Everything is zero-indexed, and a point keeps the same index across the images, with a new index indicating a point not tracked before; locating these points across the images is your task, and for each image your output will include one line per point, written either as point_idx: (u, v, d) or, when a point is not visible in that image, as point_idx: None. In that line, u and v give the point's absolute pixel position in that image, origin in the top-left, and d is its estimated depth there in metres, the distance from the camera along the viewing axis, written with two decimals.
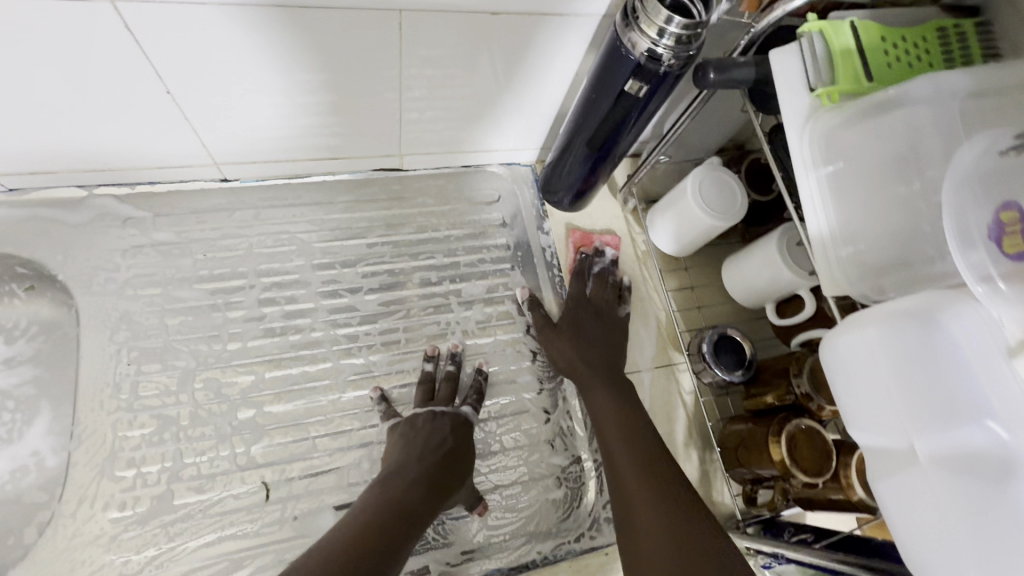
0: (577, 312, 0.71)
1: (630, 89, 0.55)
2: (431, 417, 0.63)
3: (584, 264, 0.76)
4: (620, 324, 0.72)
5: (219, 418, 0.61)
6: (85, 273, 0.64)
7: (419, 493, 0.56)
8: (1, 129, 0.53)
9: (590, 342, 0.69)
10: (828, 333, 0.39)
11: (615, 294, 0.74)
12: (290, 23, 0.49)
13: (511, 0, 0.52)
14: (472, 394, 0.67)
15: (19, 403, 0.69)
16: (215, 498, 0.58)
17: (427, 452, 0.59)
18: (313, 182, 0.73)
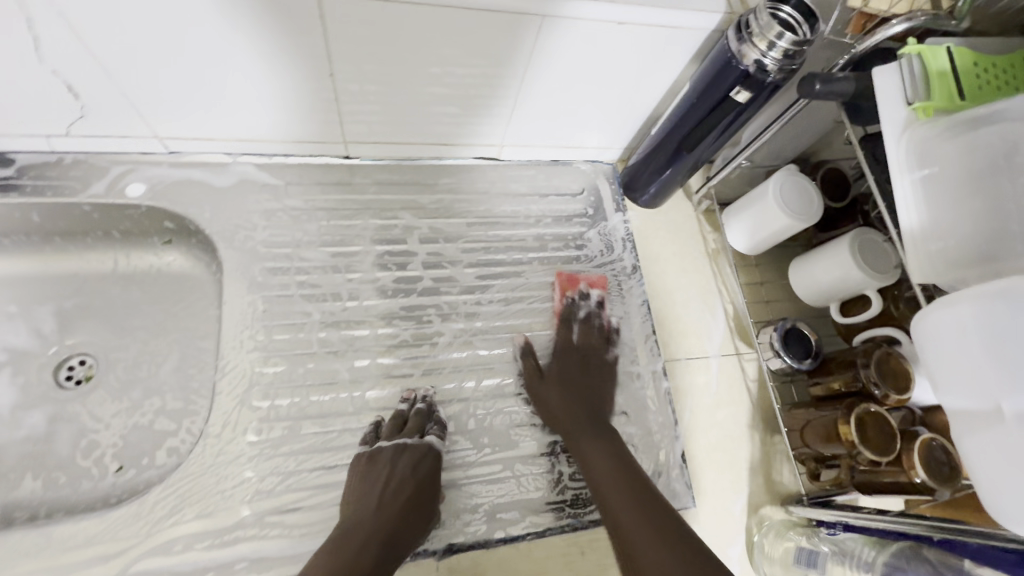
0: (568, 367, 0.73)
1: (734, 95, 0.62)
2: (397, 451, 0.63)
3: (568, 311, 0.78)
4: (608, 372, 0.75)
5: (339, 364, 0.69)
6: (228, 229, 0.72)
7: (376, 544, 0.56)
8: (188, 95, 0.62)
9: (591, 433, 0.67)
10: (922, 309, 0.46)
11: (604, 338, 0.77)
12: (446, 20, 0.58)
13: (637, 10, 0.60)
14: (437, 425, 0.67)
15: (153, 342, 0.77)
16: (335, 433, 0.65)
17: (387, 495, 0.59)
18: (421, 165, 0.81)
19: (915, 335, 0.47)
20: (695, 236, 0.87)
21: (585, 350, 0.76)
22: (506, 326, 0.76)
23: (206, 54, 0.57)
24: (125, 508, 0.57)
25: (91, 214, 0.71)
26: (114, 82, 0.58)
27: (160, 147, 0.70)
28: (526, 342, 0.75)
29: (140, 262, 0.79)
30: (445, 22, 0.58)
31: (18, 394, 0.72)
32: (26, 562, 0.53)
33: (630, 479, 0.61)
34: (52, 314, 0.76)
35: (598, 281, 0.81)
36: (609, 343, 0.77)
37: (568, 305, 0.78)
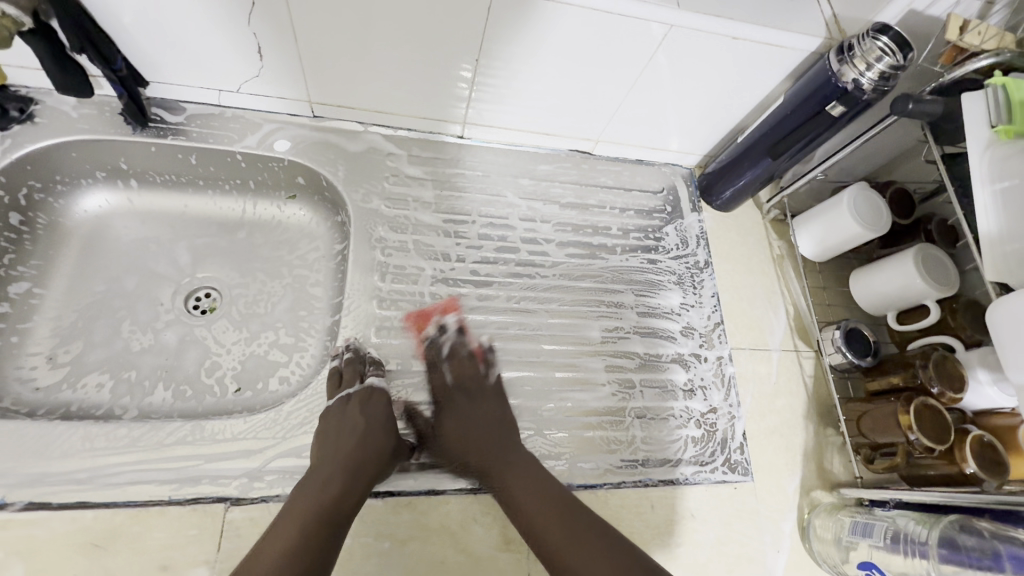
0: (454, 407, 0.71)
1: (829, 109, 0.71)
2: (343, 403, 0.66)
3: (429, 348, 0.75)
4: (490, 393, 0.73)
5: (445, 316, 0.77)
6: (357, 188, 0.81)
7: (340, 482, 0.60)
8: (351, 66, 0.72)
9: (506, 455, 0.67)
10: (1001, 298, 0.56)
11: (477, 365, 0.75)
12: (587, 22, 0.67)
13: (752, 29, 0.68)
14: (373, 366, 0.71)
15: (270, 284, 0.86)
16: (441, 373, 0.73)
17: (343, 438, 0.63)
18: (522, 151, 0.90)
19: (991, 321, 0.57)
20: (763, 241, 0.95)
21: (464, 385, 0.73)
22: (428, 329, 0.76)
23: (380, 31, 0.67)
24: (265, 414, 0.65)
25: (240, 163, 0.81)
26: (296, 47, 0.69)
27: (307, 112, 0.80)
28: (462, 326, 0.77)
29: (264, 212, 0.88)
30: (588, 24, 0.67)
31: (153, 314, 0.80)
32: (183, 446, 0.61)
33: (555, 498, 0.63)
34: (185, 249, 0.85)
35: (449, 305, 0.78)
36: (488, 366, 0.75)
37: (428, 348, 0.75)
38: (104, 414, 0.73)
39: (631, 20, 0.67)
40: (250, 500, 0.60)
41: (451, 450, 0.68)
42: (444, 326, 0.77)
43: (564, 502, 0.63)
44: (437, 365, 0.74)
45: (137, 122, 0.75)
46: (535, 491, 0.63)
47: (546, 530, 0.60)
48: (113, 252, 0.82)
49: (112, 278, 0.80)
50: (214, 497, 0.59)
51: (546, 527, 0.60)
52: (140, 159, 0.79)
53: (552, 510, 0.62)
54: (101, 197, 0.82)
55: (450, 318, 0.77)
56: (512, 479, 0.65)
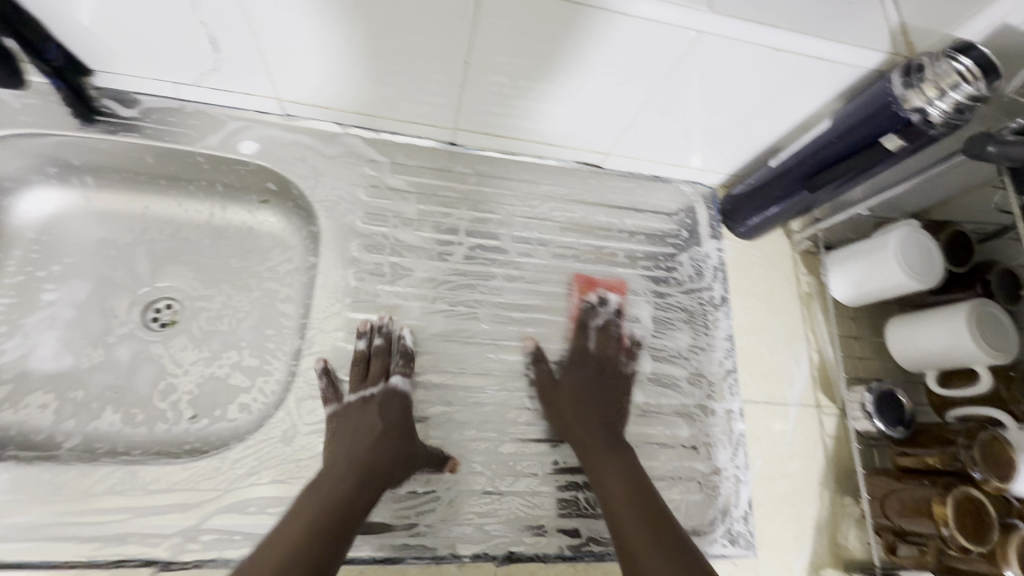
0: (579, 371, 0.72)
1: (885, 142, 0.59)
2: (362, 403, 0.64)
3: (584, 315, 0.76)
4: (622, 377, 0.74)
5: (597, 341, 0.75)
6: (331, 199, 0.73)
7: (350, 479, 0.58)
8: (322, 65, 0.63)
9: (615, 449, 0.65)
10: None
11: (620, 350, 0.75)
12: (628, 29, 0.56)
13: (798, 39, 0.56)
14: (402, 360, 0.68)
15: (234, 298, 0.78)
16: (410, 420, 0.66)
17: (355, 438, 0.61)
18: (523, 161, 0.80)
19: None
20: (789, 275, 0.84)
21: (602, 362, 0.74)
22: (591, 296, 0.77)
23: (353, 25, 0.57)
24: (207, 461, 0.58)
25: (203, 164, 0.73)
26: (256, 42, 0.59)
27: (277, 109, 0.71)
28: (620, 310, 0.78)
29: (233, 216, 0.80)
30: (606, 28, 0.56)
31: (106, 327, 0.74)
32: (113, 496, 0.55)
33: (647, 495, 0.61)
34: (144, 255, 0.77)
35: (616, 285, 0.79)
36: (626, 355, 0.75)
37: (584, 311, 0.76)
38: (43, 440, 0.67)
39: (652, 23, 0.55)
40: (180, 564, 0.53)
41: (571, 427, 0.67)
42: (606, 300, 0.77)
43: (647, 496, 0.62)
44: (583, 330, 0.75)
45: (81, 114, 0.67)
46: (622, 487, 0.62)
47: (632, 528, 0.58)
48: (68, 255, 0.75)
49: (63, 283, 0.74)
50: (140, 561, 0.53)
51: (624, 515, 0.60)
52: (93, 155, 0.71)
53: (637, 505, 0.60)
54: (54, 194, 0.74)
55: (611, 296, 0.78)
56: (608, 474, 0.63)
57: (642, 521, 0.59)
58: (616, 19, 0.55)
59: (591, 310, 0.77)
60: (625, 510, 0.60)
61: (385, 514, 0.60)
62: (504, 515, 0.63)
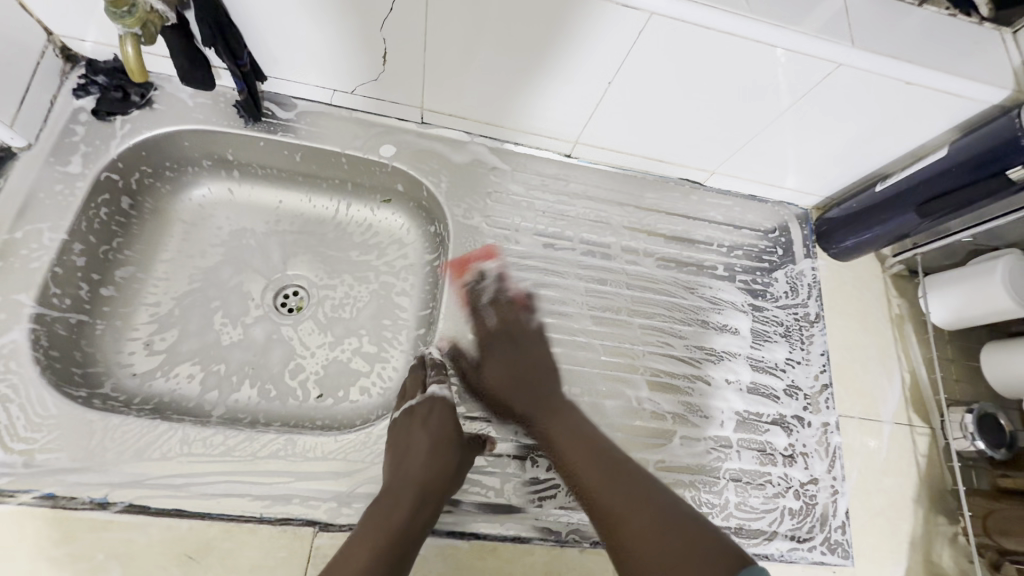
0: (500, 348, 0.73)
1: (1009, 172, 0.62)
2: (408, 419, 0.65)
3: (470, 296, 0.75)
4: (535, 338, 0.74)
5: (495, 315, 0.74)
6: (458, 202, 0.78)
7: (410, 498, 0.58)
8: (473, 80, 0.69)
9: (559, 411, 0.68)
10: None
11: (518, 309, 0.75)
12: (699, 40, 0.59)
13: (931, 75, 0.60)
14: (434, 371, 0.70)
15: (356, 288, 0.84)
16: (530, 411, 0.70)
17: (410, 457, 0.61)
18: (630, 176, 0.85)
19: None
20: (882, 297, 0.86)
21: (510, 331, 0.73)
22: (467, 278, 0.75)
23: (516, 48, 0.63)
24: (355, 435, 0.63)
25: (342, 165, 0.79)
26: (421, 56, 0.65)
27: (415, 117, 0.77)
28: (500, 276, 0.76)
29: (356, 213, 0.86)
30: (749, 56, 0.61)
31: (244, 308, 0.80)
32: (276, 460, 0.60)
33: (598, 449, 0.64)
34: (276, 244, 0.84)
35: (488, 253, 0.76)
36: (529, 311, 0.75)
37: (470, 292, 0.75)
38: (193, 408, 0.73)
39: (792, 55, 0.60)
40: (337, 526, 0.58)
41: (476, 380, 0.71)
42: (483, 275, 0.76)
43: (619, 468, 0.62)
44: (477, 309, 0.75)
45: (250, 115, 0.74)
46: (575, 448, 0.64)
47: (583, 473, 0.62)
48: (211, 240, 0.81)
49: (208, 266, 0.80)
50: (303, 520, 0.58)
51: (601, 490, 0.60)
52: (245, 151, 0.78)
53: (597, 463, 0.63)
54: (204, 184, 0.82)
55: (489, 269, 0.76)
56: (562, 437, 0.66)
57: (620, 490, 0.59)
58: (763, 48, 0.59)
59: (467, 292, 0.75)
60: (597, 481, 0.61)
61: (512, 496, 0.65)
62: None
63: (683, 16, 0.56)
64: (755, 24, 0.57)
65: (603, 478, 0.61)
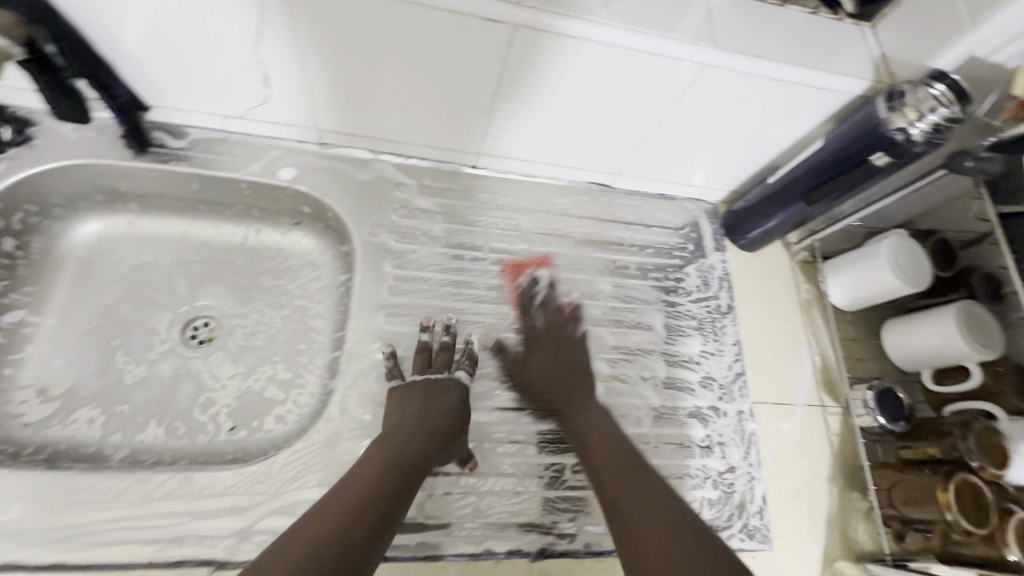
0: (543, 348, 0.76)
1: (872, 159, 0.65)
2: (429, 383, 0.69)
3: (525, 298, 0.79)
4: (580, 347, 0.77)
5: (543, 317, 0.78)
6: (364, 220, 0.77)
7: (414, 450, 0.62)
8: (359, 98, 0.68)
9: (586, 410, 0.70)
10: None
11: (567, 320, 0.79)
12: (619, 60, 0.62)
13: (791, 71, 0.63)
14: (467, 359, 0.73)
15: (270, 314, 0.82)
16: None
17: (422, 415, 0.66)
18: (539, 182, 0.86)
19: None
20: (791, 283, 0.89)
21: (555, 335, 0.77)
22: (523, 279, 0.80)
23: (395, 65, 0.63)
24: (257, 466, 0.62)
25: (243, 191, 0.78)
26: (303, 77, 0.64)
27: (314, 138, 0.76)
28: (553, 285, 0.81)
29: (268, 238, 0.85)
30: (659, 70, 0.64)
31: (148, 344, 0.77)
32: (170, 501, 0.58)
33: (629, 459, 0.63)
34: (183, 275, 0.82)
35: (542, 261, 0.82)
36: (575, 322, 0.79)
37: (523, 295, 0.79)
38: (93, 453, 0.70)
39: (682, 63, 0.62)
40: (235, 563, 0.57)
41: (531, 380, 0.74)
42: (538, 280, 0.81)
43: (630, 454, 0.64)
44: (528, 312, 0.78)
45: (138, 145, 0.72)
46: (609, 451, 0.64)
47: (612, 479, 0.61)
48: (111, 277, 0.79)
49: (106, 304, 0.77)
50: (199, 560, 0.56)
51: (614, 467, 0.62)
52: (140, 183, 0.76)
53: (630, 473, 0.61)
54: (100, 220, 0.79)
55: (542, 275, 0.81)
56: (598, 453, 0.65)
57: (639, 478, 0.60)
58: (668, 61, 0.62)
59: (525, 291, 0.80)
60: (614, 468, 0.62)
61: (424, 514, 0.64)
62: (535, 513, 0.67)
63: (616, 42, 0.60)
64: (618, 31, 0.59)
65: (613, 465, 0.63)
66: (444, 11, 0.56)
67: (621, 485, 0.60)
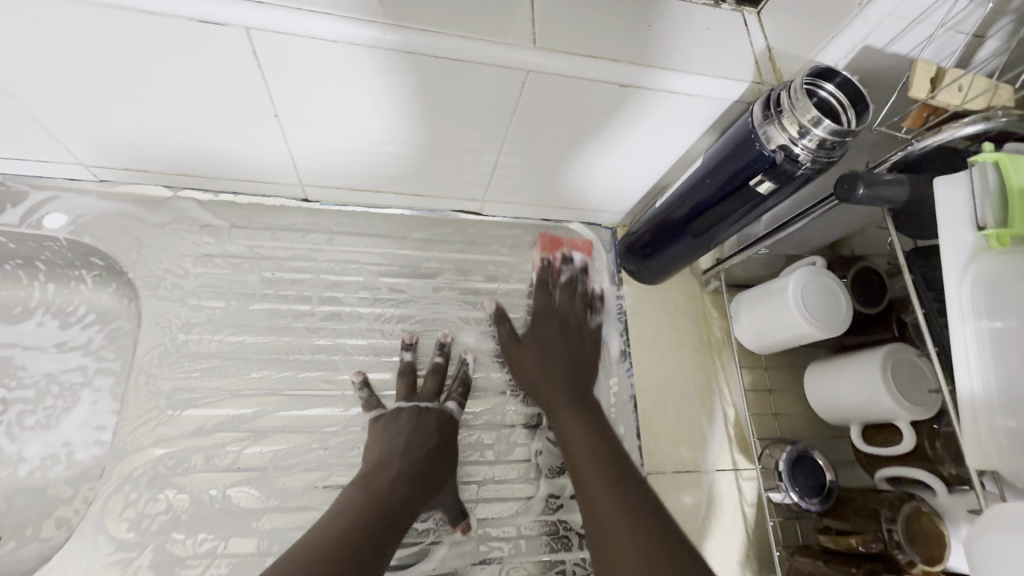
0: (544, 324, 0.68)
1: (755, 184, 0.51)
2: (417, 411, 0.62)
3: (547, 271, 0.72)
4: (588, 338, 0.68)
5: (559, 298, 0.70)
6: (153, 275, 0.64)
7: (406, 485, 0.55)
8: (103, 125, 0.53)
9: (579, 406, 0.61)
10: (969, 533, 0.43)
11: (584, 305, 0.70)
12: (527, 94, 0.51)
13: (645, 74, 0.49)
14: (459, 388, 0.65)
15: (63, 389, 0.68)
16: (225, 539, 0.55)
17: (410, 445, 0.58)
18: (390, 215, 0.70)
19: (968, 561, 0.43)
20: (699, 320, 0.76)
21: (563, 315, 0.69)
22: (556, 254, 0.73)
23: (122, 85, 0.48)
24: None
25: (6, 244, 0.63)
26: (14, 106, 0.49)
27: (89, 176, 0.62)
28: (586, 267, 0.73)
29: (62, 295, 0.70)
30: (557, 96, 0.51)
31: None
32: None
33: (601, 430, 0.57)
34: None
35: (583, 246, 0.74)
36: (592, 309, 0.70)
37: (544, 268, 0.72)
38: None
39: (559, 80, 0.49)
40: None
41: (523, 365, 0.66)
42: (570, 258, 0.73)
43: (614, 442, 0.56)
44: (547, 287, 0.71)
45: None
46: (585, 437, 0.56)
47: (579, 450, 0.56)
48: None
49: None
50: None
51: (585, 459, 0.54)
52: None
53: (597, 447, 0.55)
54: None
55: (575, 254, 0.73)
56: (573, 431, 0.58)
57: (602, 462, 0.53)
58: (550, 80, 0.49)
59: (557, 267, 0.73)
60: (587, 453, 0.55)
61: None
62: None
63: (435, 51, 0.45)
64: (389, 31, 0.43)
65: (585, 437, 0.56)
66: (131, 11, 0.40)
67: (593, 468, 0.53)
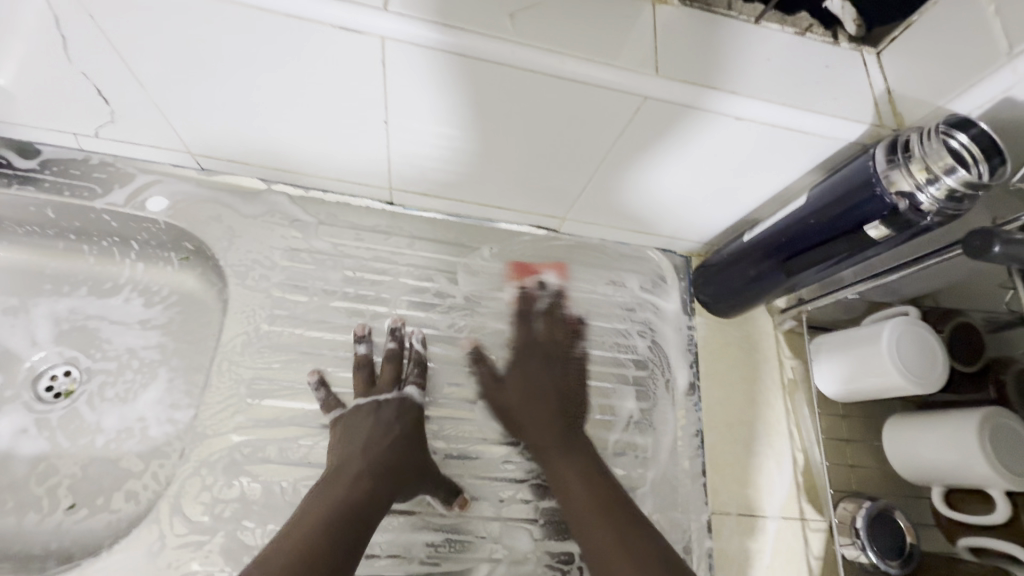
0: (528, 357, 0.68)
1: (868, 228, 0.50)
2: (374, 407, 0.60)
3: (525, 303, 0.71)
4: (575, 364, 0.68)
5: (546, 328, 0.70)
6: (243, 264, 0.66)
7: (366, 483, 0.54)
8: (219, 118, 0.55)
9: (566, 450, 0.62)
10: None
11: (569, 333, 0.70)
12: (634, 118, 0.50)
13: (763, 109, 0.48)
14: (415, 370, 0.63)
15: (142, 364, 0.70)
16: None
17: (370, 440, 0.57)
18: (469, 224, 0.71)
19: None
20: (772, 357, 0.74)
21: (551, 350, 0.69)
22: (527, 281, 0.71)
23: (243, 81, 0.50)
24: None
25: (109, 222, 0.66)
26: (143, 94, 0.52)
27: (192, 163, 0.64)
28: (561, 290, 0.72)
29: (150, 275, 0.72)
30: (665, 123, 0.51)
31: None
32: None
33: (602, 488, 0.59)
34: (47, 317, 0.70)
35: (557, 268, 0.72)
36: (575, 336, 0.70)
37: (522, 297, 0.71)
38: None
39: (673, 108, 0.48)
40: None
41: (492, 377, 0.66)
42: (545, 284, 0.72)
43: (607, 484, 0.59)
44: (525, 319, 0.70)
45: None
46: (578, 476, 0.60)
47: (575, 506, 0.58)
48: None
49: None
50: None
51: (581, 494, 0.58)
52: None
53: (597, 506, 0.57)
54: None
55: (551, 278, 0.72)
56: (566, 476, 0.60)
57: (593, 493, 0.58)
58: (664, 108, 0.48)
59: (529, 295, 0.71)
60: (583, 498, 0.58)
61: None
62: None
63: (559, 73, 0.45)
64: (518, 51, 0.44)
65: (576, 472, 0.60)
66: (277, 15, 0.42)
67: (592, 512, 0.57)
